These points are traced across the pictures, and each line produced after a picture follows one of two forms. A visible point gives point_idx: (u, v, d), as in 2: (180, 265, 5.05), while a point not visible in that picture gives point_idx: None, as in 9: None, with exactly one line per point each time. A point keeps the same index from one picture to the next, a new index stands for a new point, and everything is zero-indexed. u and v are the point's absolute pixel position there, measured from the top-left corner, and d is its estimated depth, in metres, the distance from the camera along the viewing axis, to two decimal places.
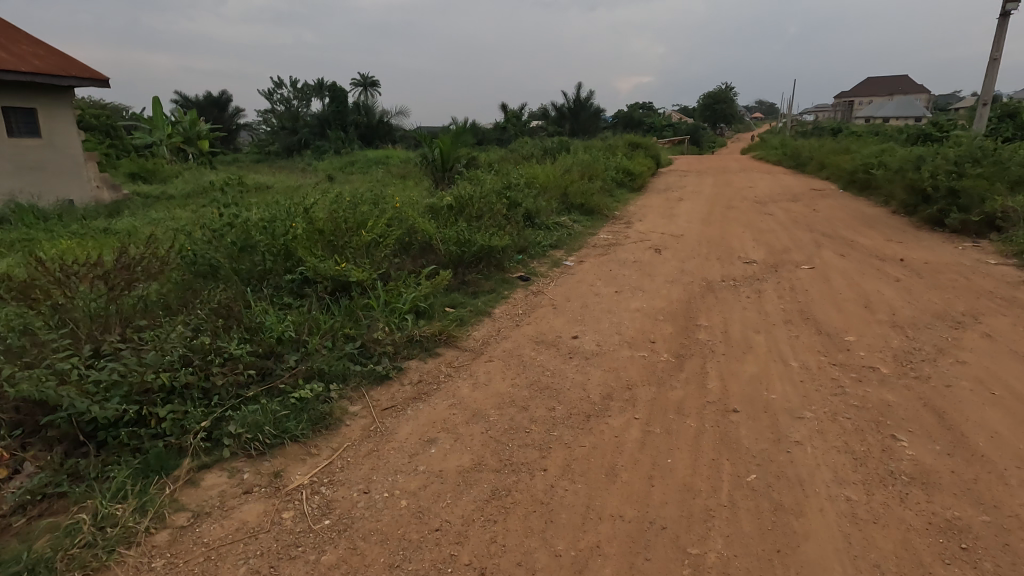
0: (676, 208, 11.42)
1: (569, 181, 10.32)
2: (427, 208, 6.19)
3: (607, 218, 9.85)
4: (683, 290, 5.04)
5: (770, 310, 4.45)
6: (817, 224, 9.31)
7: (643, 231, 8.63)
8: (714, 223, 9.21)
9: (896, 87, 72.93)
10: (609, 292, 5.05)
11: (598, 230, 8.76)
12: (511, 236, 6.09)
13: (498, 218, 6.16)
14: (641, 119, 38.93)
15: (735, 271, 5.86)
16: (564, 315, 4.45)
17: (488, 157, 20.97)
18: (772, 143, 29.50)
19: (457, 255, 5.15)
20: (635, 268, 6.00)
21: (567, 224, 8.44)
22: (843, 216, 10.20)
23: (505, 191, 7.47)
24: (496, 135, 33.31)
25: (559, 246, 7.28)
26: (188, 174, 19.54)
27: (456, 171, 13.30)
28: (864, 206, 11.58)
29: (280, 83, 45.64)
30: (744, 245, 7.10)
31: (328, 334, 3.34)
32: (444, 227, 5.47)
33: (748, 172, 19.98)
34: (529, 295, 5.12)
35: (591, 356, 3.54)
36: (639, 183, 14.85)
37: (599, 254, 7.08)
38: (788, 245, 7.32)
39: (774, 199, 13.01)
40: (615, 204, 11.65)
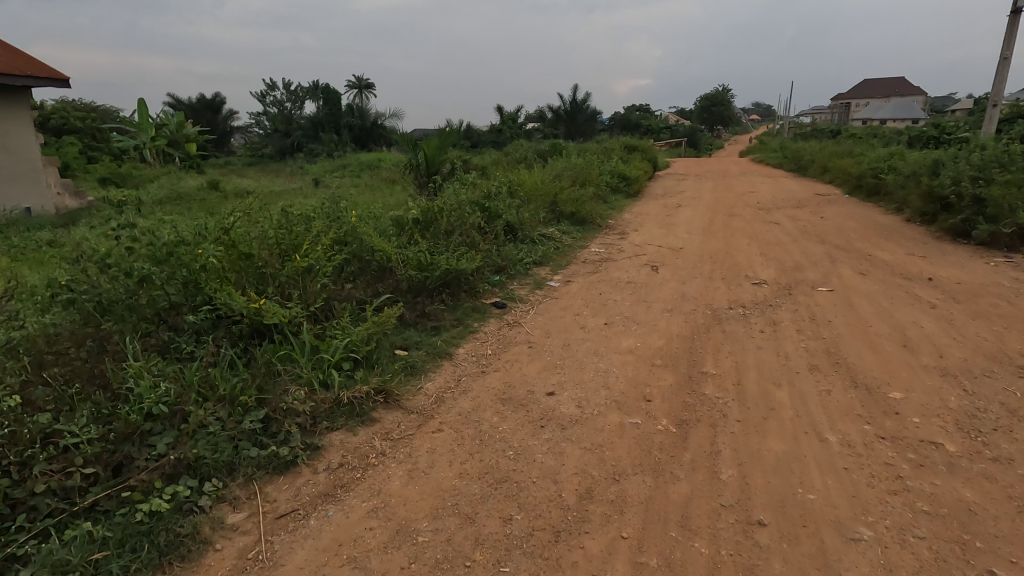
0: (675, 217, 10.66)
1: (558, 188, 9.57)
2: (390, 222, 5.41)
3: (599, 229, 9.08)
4: (684, 322, 4.27)
5: (790, 351, 3.67)
6: (828, 235, 8.57)
7: (638, 244, 7.86)
8: (717, 234, 8.45)
9: (893, 89, 72.49)
10: (598, 324, 4.28)
11: (590, 242, 8.00)
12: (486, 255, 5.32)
13: (471, 233, 5.40)
14: (638, 122, 38.28)
15: (743, 295, 5.09)
16: (541, 358, 3.68)
17: (479, 161, 20.18)
18: (771, 145, 28.87)
19: (417, 281, 4.40)
20: (628, 292, 5.23)
21: (554, 236, 7.67)
22: (854, 225, 9.46)
23: (482, 200, 6.72)
24: (490, 138, 32.59)
25: (544, 262, 6.52)
26: (166, 178, 18.72)
27: (442, 176, 12.54)
28: (875, 213, 10.85)
29: (272, 86, 44.98)
30: (751, 263, 6.34)
31: (222, 403, 2.59)
32: (404, 246, 4.70)
33: (748, 176, 19.28)
34: (503, 328, 4.35)
35: (568, 423, 2.76)
36: (636, 188, 14.11)
37: (588, 272, 6.32)
38: (800, 261, 6.57)
39: (778, 206, 12.28)
40: (610, 212, 10.89)
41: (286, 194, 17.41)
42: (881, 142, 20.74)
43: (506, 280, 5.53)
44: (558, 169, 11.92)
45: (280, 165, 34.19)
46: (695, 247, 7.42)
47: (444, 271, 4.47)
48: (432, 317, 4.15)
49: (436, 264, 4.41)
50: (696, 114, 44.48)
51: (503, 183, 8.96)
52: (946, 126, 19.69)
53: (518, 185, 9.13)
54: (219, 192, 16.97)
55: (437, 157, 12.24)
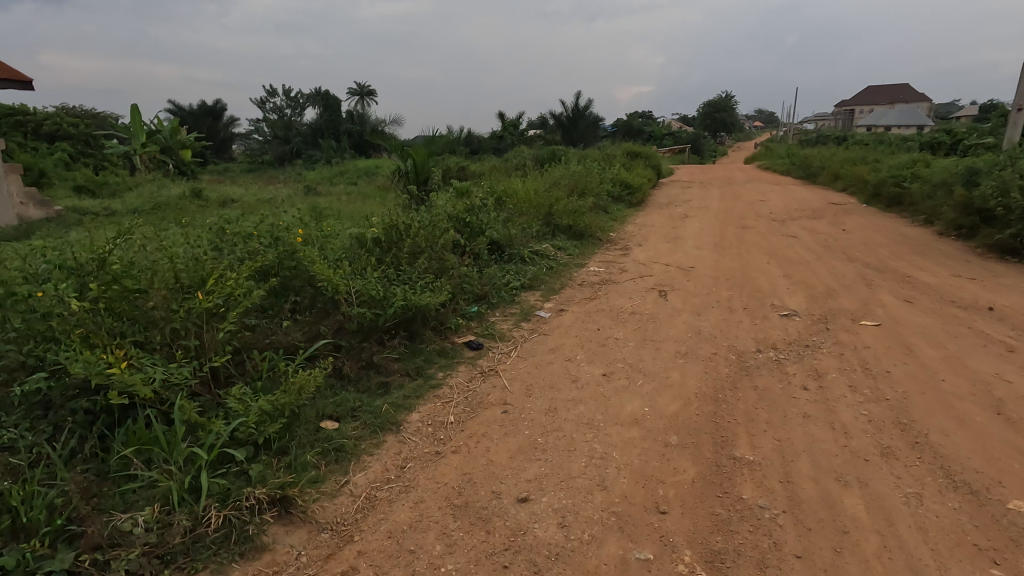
0: (682, 229, 9.76)
1: (554, 197, 8.70)
2: (348, 240, 4.53)
3: (599, 244, 8.20)
4: (703, 375, 3.38)
5: (847, 423, 2.77)
6: (854, 252, 7.66)
7: (642, 262, 6.97)
8: (730, 250, 7.55)
9: (899, 96, 71.70)
10: (594, 376, 3.39)
11: (588, 259, 7.13)
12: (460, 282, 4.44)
13: (443, 254, 4.51)
14: (641, 128, 37.50)
15: (772, 333, 4.19)
16: (518, 430, 2.78)
17: (475, 168, 19.35)
18: (778, 151, 28.02)
19: (367, 320, 3.49)
20: (632, 326, 4.35)
21: (548, 254, 6.80)
22: (881, 239, 8.56)
23: (462, 211, 5.84)
24: (490, 145, 31.83)
25: (533, 286, 5.63)
26: (149, 186, 17.90)
27: (432, 183, 11.68)
28: (900, 225, 9.94)
29: (271, 92, 44.41)
30: (775, 287, 5.45)
31: (16, 543, 1.76)
32: (354, 272, 3.80)
33: (755, 183, 18.39)
34: (474, 380, 3.46)
35: (545, 561, 1.89)
36: (639, 198, 13.23)
37: (584, 297, 5.42)
38: (831, 284, 5.68)
39: (792, 217, 11.39)
40: (611, 224, 10.01)
41: (273, 204, 16.62)
42: (895, 148, 19.88)
43: (484, 310, 4.64)
44: (556, 177, 11.07)
45: (276, 172, 33.52)
46: (707, 267, 6.52)
47: (400, 305, 3.55)
48: (383, 367, 3.25)
49: (384, 295, 3.49)
50: (699, 120, 43.68)
51: (493, 193, 8.09)
52: (962, 132, 18.84)
53: (509, 197, 8.29)
54: (203, 201, 16.19)
55: (427, 164, 11.43)
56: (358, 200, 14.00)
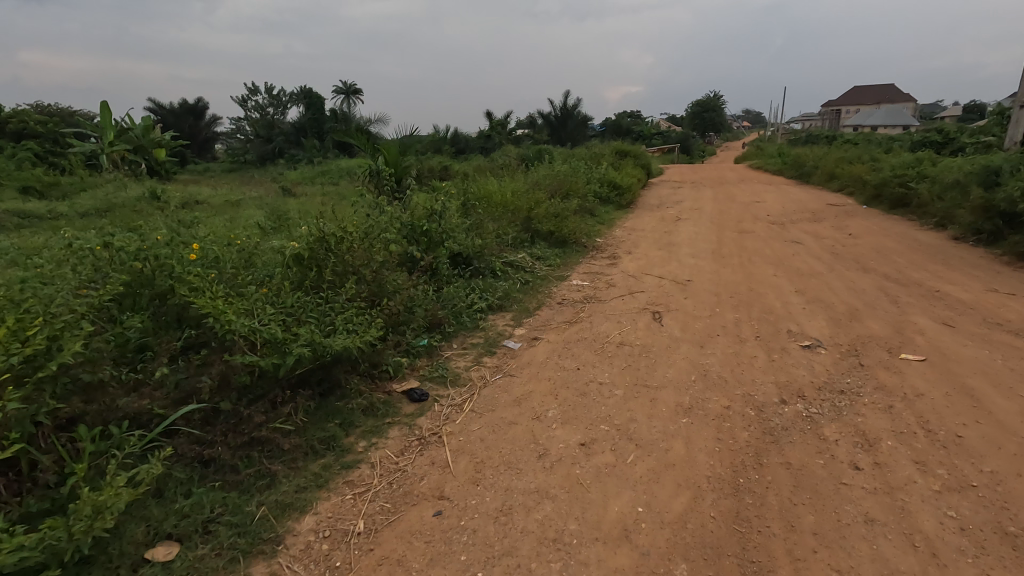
0: (675, 234, 8.91)
1: (535, 199, 7.82)
2: (265, 257, 3.61)
3: (584, 252, 7.33)
4: (715, 445, 2.51)
5: (933, 535, 1.93)
6: (868, 260, 6.85)
7: (632, 274, 6.10)
8: (731, 259, 6.73)
9: (885, 96, 71.82)
10: (569, 448, 2.50)
11: (570, 271, 6.26)
12: (403, 309, 3.55)
13: (383, 273, 3.61)
14: (629, 127, 36.79)
15: (796, 373, 3.32)
16: (455, 553, 1.89)
17: (456, 169, 18.40)
18: (768, 150, 27.49)
19: (263, 374, 2.58)
20: (620, 364, 3.47)
21: (524, 267, 5.91)
22: (893, 246, 7.77)
23: (419, 215, 4.94)
24: (477, 144, 30.95)
25: (502, 305, 4.75)
26: (108, 187, 16.73)
27: (405, 185, 10.80)
28: (909, 229, 9.18)
29: (252, 91, 43.22)
30: (789, 308, 4.60)
31: None
32: (254, 302, 2.89)
33: (748, 184, 17.66)
34: (408, 452, 2.56)
35: None
36: (628, 199, 12.37)
37: (564, 321, 4.53)
38: (854, 303, 4.84)
39: (792, 220, 10.60)
40: (598, 229, 9.14)
41: (241, 205, 15.56)
42: (888, 147, 19.30)
43: (439, 342, 3.76)
44: (540, 178, 10.20)
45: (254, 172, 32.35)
46: (708, 281, 5.67)
47: (308, 349, 2.63)
48: (275, 442, 2.36)
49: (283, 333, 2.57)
50: (688, 120, 43.03)
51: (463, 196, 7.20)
52: (959, 131, 18.29)
53: (483, 204, 7.41)
54: (163, 202, 15.10)
55: (399, 163, 10.49)
56: (328, 203, 13.04)
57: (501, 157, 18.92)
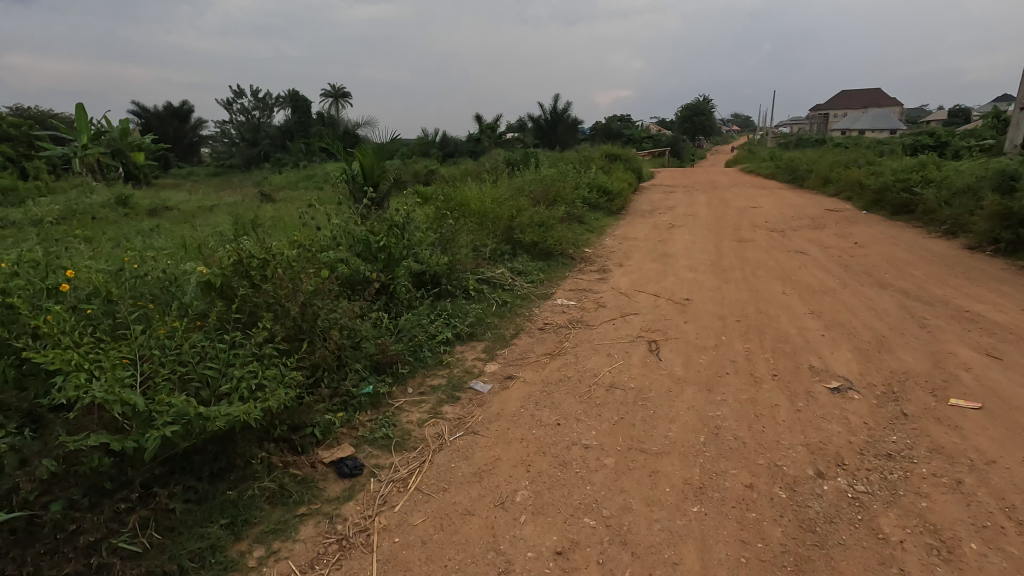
0: (669, 243, 8.28)
1: (518, 207, 7.18)
2: (173, 284, 2.90)
3: (570, 264, 6.68)
4: (741, 554, 1.86)
5: None
6: (882, 274, 6.25)
7: (624, 293, 5.44)
8: (732, 274, 6.11)
9: (873, 99, 72.09)
10: (541, 561, 1.85)
11: (554, 288, 5.61)
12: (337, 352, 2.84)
13: (316, 304, 2.90)
14: (619, 130, 36.28)
15: (830, 429, 2.67)
16: None
17: (442, 172, 17.71)
18: (760, 153, 27.04)
19: (117, 462, 1.86)
20: (611, 417, 2.80)
21: (504, 286, 5.25)
22: (905, 256, 7.19)
23: (377, 228, 4.26)
24: (466, 148, 30.29)
25: (472, 333, 4.07)
26: (73, 193, 15.83)
27: (382, 191, 10.10)
28: (917, 237, 8.63)
29: (236, 94, 42.34)
30: (806, 336, 3.96)
31: None
32: (125, 354, 2.18)
33: (742, 188, 17.07)
34: (320, 566, 1.88)
35: None
36: (620, 205, 11.74)
37: (545, 353, 3.85)
38: (880, 328, 4.22)
39: (791, 227, 10.02)
40: (588, 239, 8.49)
41: (213, 211, 14.76)
42: (883, 151, 18.89)
43: (389, 387, 3.07)
44: (525, 185, 9.55)
45: (235, 176, 31.44)
46: (709, 300, 5.03)
47: (180, 425, 1.91)
48: None
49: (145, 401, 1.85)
50: (678, 123, 42.60)
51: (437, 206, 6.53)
52: (954, 135, 17.92)
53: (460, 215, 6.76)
54: (130, 210, 14.25)
55: (375, 169, 9.80)
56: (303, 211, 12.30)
57: (488, 162, 18.28)
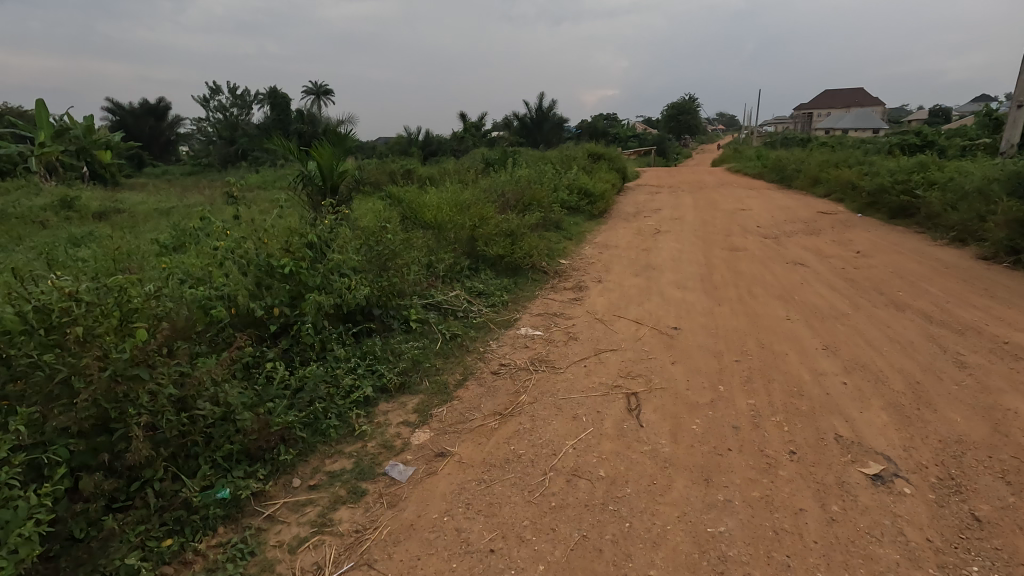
0: (654, 252, 7.48)
1: (484, 213, 6.34)
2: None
3: (540, 281, 5.85)
4: None
5: None
6: (894, 291, 5.51)
7: (601, 319, 4.62)
8: (726, 292, 5.32)
9: (855, 98, 72.30)
10: None
11: (518, 313, 4.77)
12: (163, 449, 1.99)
13: (143, 376, 1.96)
14: (604, 128, 35.56)
15: (882, 559, 1.85)
16: None
17: (418, 172, 16.78)
18: (746, 152, 26.46)
19: None
20: (570, 537, 1.97)
21: (457, 315, 4.42)
22: (915, 269, 6.47)
23: (287, 252, 3.39)
24: (448, 147, 29.33)
25: (405, 384, 3.20)
26: (17, 195, 14.59)
27: (342, 194, 9.21)
28: (923, 246, 7.93)
29: (212, 91, 40.96)
30: (825, 386, 3.16)
31: None
32: None
33: (729, 188, 16.37)
34: None
35: None
36: (601, 207, 10.91)
37: (493, 414, 2.99)
38: (911, 370, 3.44)
39: (785, 233, 9.28)
40: (564, 248, 7.67)
41: (168, 215, 13.69)
42: (871, 150, 18.39)
43: (260, 483, 2.20)
44: (496, 190, 8.71)
45: (206, 176, 30.16)
46: (701, 330, 4.22)
47: None
48: None
49: None
50: (663, 122, 41.95)
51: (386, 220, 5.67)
52: (944, 135, 17.39)
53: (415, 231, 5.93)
54: (75, 214, 13.09)
55: (333, 170, 8.89)
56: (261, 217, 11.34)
57: (466, 162, 17.41)
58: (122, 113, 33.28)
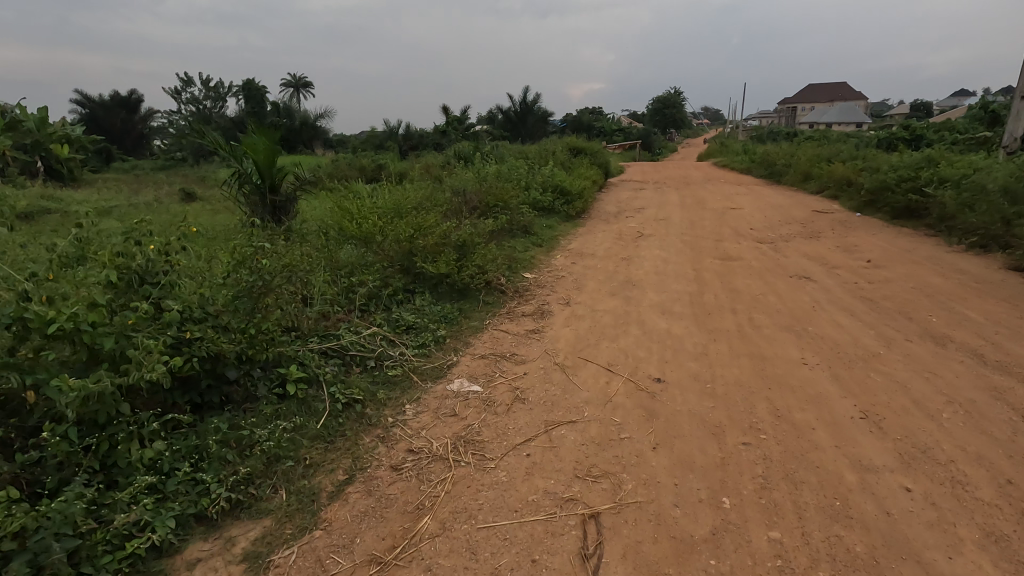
0: (635, 263, 6.41)
1: (426, 222, 5.22)
2: None
3: (492, 305, 4.73)
4: None
5: None
6: (926, 317, 4.49)
7: (562, 364, 3.52)
8: (722, 322, 4.25)
9: (839, 92, 72.01)
10: None
11: (454, 356, 3.67)
12: None
13: None
14: (588, 122, 34.50)
15: None
16: None
17: (386, 168, 15.48)
18: (732, 146, 25.59)
19: None
20: None
21: (367, 366, 3.30)
22: (940, 284, 5.48)
23: (71, 294, 2.27)
24: (425, 142, 28.01)
25: (240, 503, 2.11)
26: None
27: (285, 194, 8.03)
28: (939, 253, 6.96)
29: (181, 83, 39.08)
30: (882, 501, 2.10)
31: None
32: None
33: (716, 184, 15.36)
34: None
35: None
36: (579, 207, 9.81)
37: (370, 564, 1.90)
38: (994, 456, 2.40)
39: (781, 237, 8.27)
40: (530, 258, 6.57)
41: (101, 218, 12.24)
42: (863, 144, 17.54)
43: None
44: (456, 191, 7.58)
45: (169, 171, 28.52)
46: (693, 385, 3.14)
47: None
48: None
49: None
50: (648, 116, 40.98)
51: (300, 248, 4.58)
52: (936, 130, 16.59)
53: (335, 249, 4.79)
54: None
55: (272, 166, 7.64)
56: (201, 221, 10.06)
57: (438, 158, 16.21)
58: (94, 107, 31.02)
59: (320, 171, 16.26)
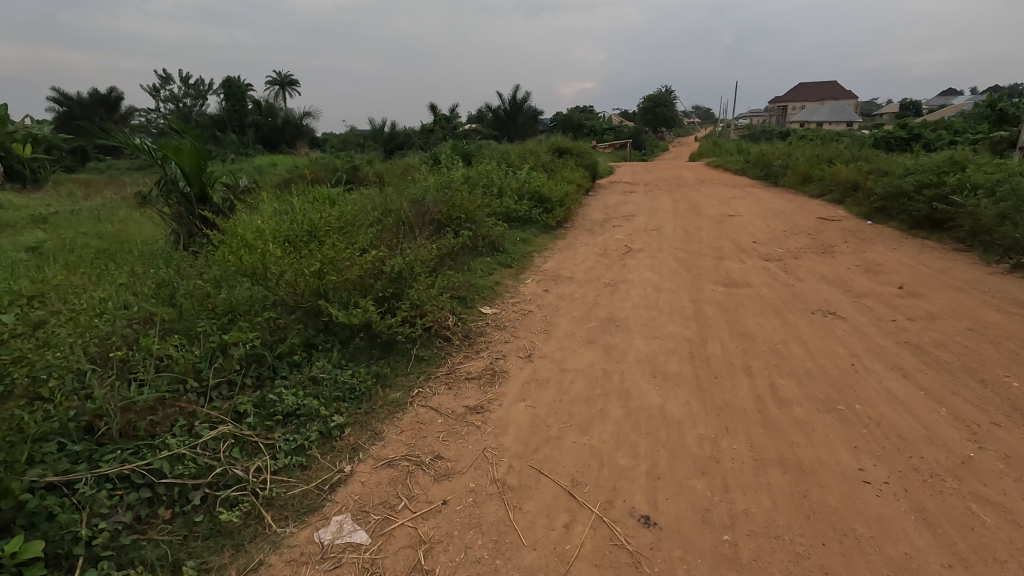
0: (620, 291, 5.25)
1: (347, 248, 3.99)
2: None
3: (429, 363, 3.54)
4: None
5: None
6: (1003, 378, 3.38)
7: (505, 481, 2.34)
8: (735, 393, 3.08)
9: (830, 91, 71.40)
10: None
11: (347, 465, 2.46)
12: None
13: None
14: (577, 120, 33.34)
15: None
16: None
17: (356, 170, 14.16)
18: (725, 145, 24.55)
19: None
20: None
21: (187, 507, 2.10)
22: (999, 322, 4.39)
23: None
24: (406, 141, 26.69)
25: None
26: None
27: (214, 206, 6.72)
28: (980, 275, 5.88)
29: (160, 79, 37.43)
30: None
31: None
32: None
33: (710, 187, 14.27)
34: None
35: None
36: (560, 216, 8.63)
37: None
38: None
39: (789, 252, 7.14)
40: (495, 285, 5.38)
41: (30, 227, 10.84)
42: (866, 142, 16.45)
43: None
44: (410, 199, 6.34)
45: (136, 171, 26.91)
46: (703, 540, 1.98)
47: None
48: None
49: None
50: (638, 114, 39.84)
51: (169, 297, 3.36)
52: (936, 128, 15.65)
53: (215, 290, 3.54)
54: None
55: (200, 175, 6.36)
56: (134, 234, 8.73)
57: (414, 159, 14.94)
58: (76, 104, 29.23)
59: (286, 174, 14.89)
